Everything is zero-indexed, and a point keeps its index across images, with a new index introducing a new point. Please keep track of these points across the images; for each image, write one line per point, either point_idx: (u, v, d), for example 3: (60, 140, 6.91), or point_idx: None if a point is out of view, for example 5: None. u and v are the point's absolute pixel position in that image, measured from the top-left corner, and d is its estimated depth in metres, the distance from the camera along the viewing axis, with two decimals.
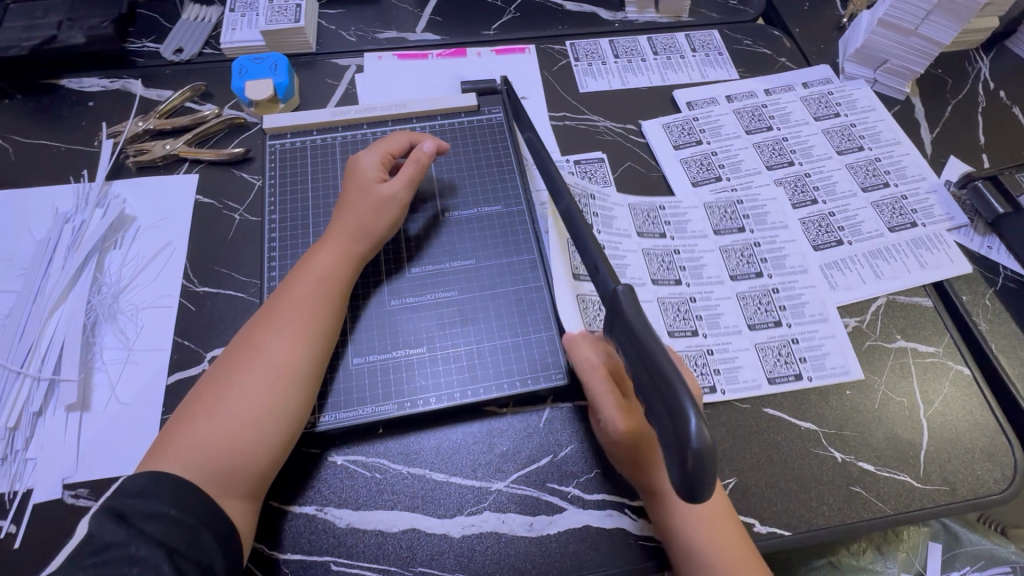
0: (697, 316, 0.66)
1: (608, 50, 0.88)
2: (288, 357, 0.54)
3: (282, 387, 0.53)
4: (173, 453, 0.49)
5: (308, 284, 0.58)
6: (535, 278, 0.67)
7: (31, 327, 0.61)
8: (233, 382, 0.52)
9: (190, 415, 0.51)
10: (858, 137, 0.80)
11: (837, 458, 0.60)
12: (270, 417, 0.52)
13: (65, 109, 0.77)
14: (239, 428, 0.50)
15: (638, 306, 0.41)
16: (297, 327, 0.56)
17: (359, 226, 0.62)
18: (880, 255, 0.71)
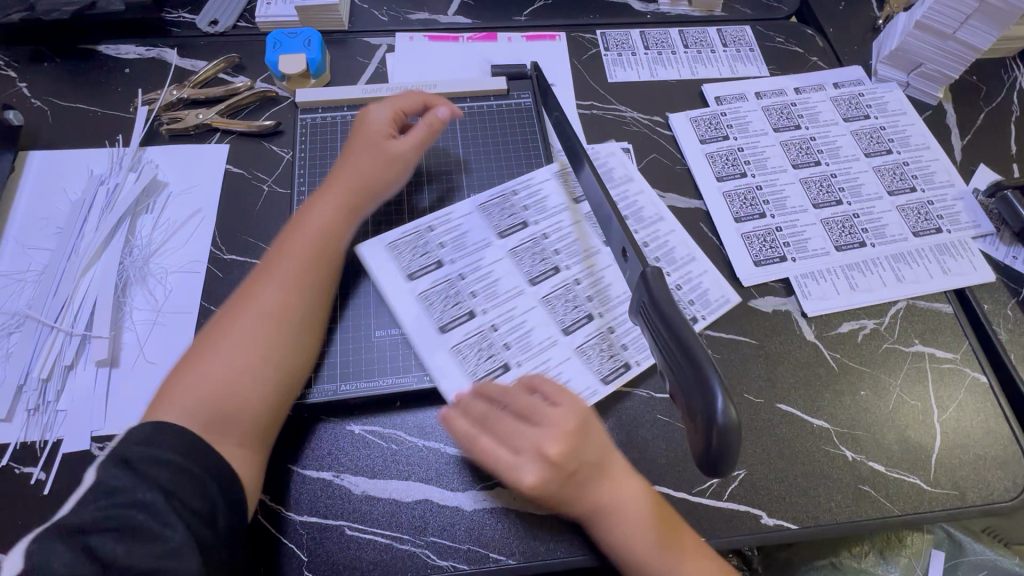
0: (582, 316, 0.64)
1: (639, 42, 0.88)
2: (286, 306, 0.56)
3: (281, 335, 0.55)
4: (178, 396, 0.51)
5: (306, 238, 0.60)
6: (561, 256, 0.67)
7: (65, 284, 0.63)
8: (234, 330, 0.54)
9: (193, 362, 0.53)
10: (887, 140, 0.79)
11: (847, 457, 0.61)
12: (269, 363, 0.54)
13: (102, 75, 0.78)
14: (240, 372, 0.52)
15: (665, 288, 0.41)
16: (296, 278, 0.57)
17: (358, 182, 0.64)
18: (902, 259, 0.71)
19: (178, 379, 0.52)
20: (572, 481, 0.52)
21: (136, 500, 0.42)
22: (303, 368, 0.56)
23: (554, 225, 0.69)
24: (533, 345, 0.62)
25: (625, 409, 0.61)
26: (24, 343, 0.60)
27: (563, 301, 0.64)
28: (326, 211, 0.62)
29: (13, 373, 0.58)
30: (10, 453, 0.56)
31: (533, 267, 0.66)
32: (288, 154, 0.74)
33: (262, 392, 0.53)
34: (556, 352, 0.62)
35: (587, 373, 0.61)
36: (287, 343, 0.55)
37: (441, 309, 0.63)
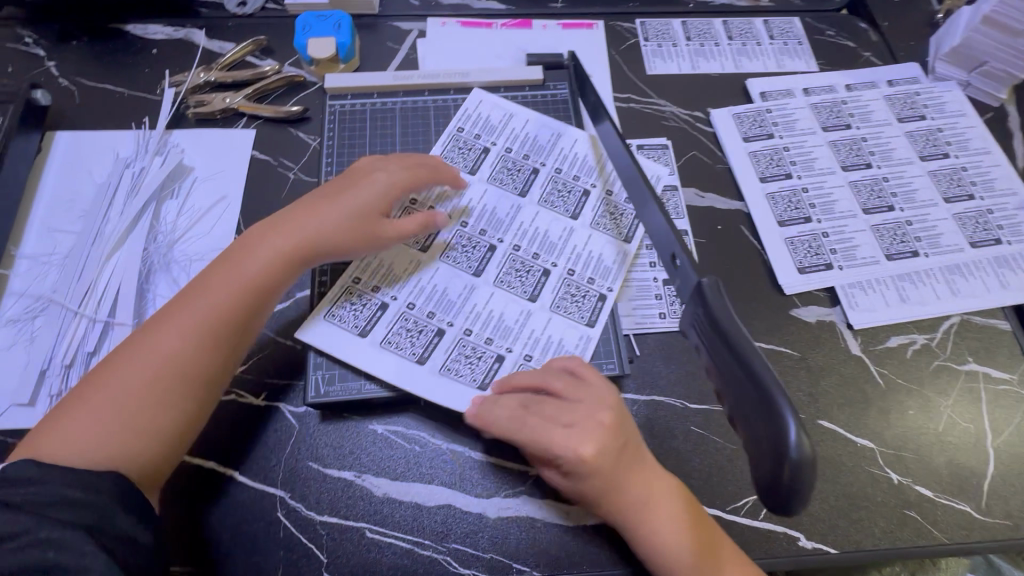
0: (541, 278, 0.63)
1: (680, 32, 0.83)
2: (192, 359, 0.51)
3: (180, 389, 0.50)
4: (62, 429, 0.47)
5: (231, 281, 0.54)
6: (592, 244, 0.64)
7: (90, 268, 0.62)
8: (131, 364, 0.50)
9: (87, 389, 0.50)
10: (944, 143, 0.75)
11: (893, 480, 0.57)
12: (159, 418, 0.49)
13: (129, 55, 0.77)
14: (128, 420, 0.48)
15: (725, 302, 0.38)
16: (209, 329, 0.52)
17: (310, 237, 0.57)
18: (958, 270, 0.67)
19: (69, 406, 0.49)
20: (627, 457, 0.51)
21: (48, 539, 0.40)
22: (198, 425, 0.52)
23: (588, 208, 0.66)
24: (516, 326, 0.60)
25: (657, 418, 0.58)
26: (49, 327, 0.59)
27: (520, 271, 0.63)
28: (264, 258, 0.56)
29: (37, 357, 0.58)
30: None
31: (553, 250, 0.64)
32: (315, 141, 0.72)
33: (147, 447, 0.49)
34: (534, 319, 0.61)
35: (572, 335, 0.60)
36: (186, 400, 0.51)
37: (418, 345, 0.59)
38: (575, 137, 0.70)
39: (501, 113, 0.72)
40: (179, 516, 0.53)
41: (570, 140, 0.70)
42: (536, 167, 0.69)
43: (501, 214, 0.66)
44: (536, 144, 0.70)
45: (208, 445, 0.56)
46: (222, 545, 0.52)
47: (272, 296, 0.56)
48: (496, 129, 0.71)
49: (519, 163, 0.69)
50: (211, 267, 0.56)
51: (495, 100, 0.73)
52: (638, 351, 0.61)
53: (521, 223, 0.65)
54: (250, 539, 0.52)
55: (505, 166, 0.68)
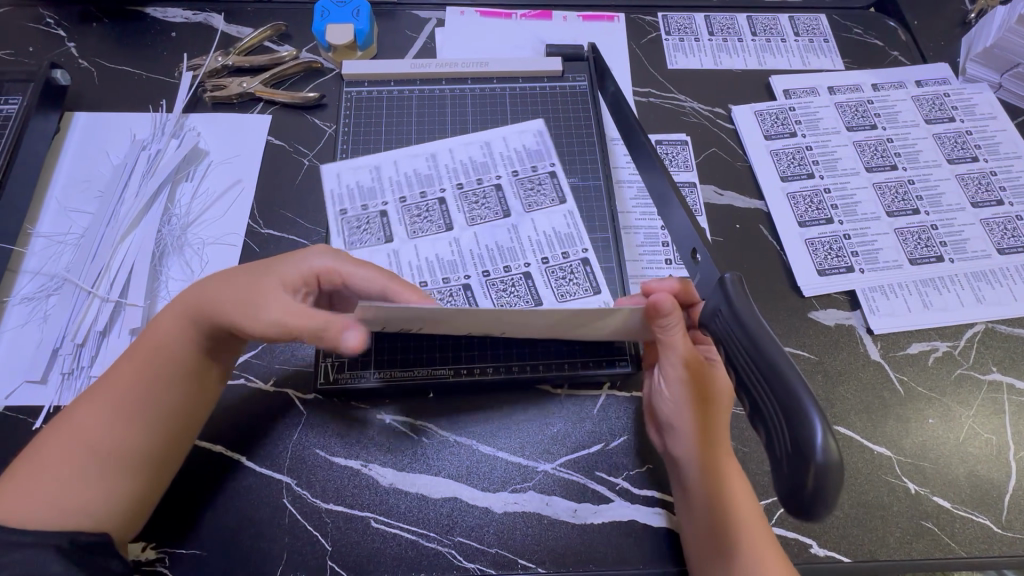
0: (525, 283, 0.61)
1: (702, 27, 0.82)
2: (105, 436, 0.48)
3: (92, 466, 0.47)
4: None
5: (147, 353, 0.51)
6: (573, 239, 0.63)
7: (104, 249, 0.62)
8: (50, 438, 0.48)
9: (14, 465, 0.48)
10: (974, 146, 0.72)
11: (910, 489, 0.56)
12: (71, 496, 0.46)
13: (149, 38, 0.77)
14: (38, 498, 0.45)
15: (745, 295, 0.36)
16: (126, 403, 0.49)
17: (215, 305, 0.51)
18: (984, 277, 0.65)
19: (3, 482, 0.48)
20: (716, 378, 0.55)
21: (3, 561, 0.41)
22: (119, 509, 0.47)
23: (510, 198, 0.66)
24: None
25: None
26: (61, 306, 0.59)
27: (505, 287, 0.61)
28: (176, 328, 0.52)
29: (49, 336, 0.58)
30: (43, 415, 0.55)
31: (506, 251, 0.63)
32: (331, 128, 0.71)
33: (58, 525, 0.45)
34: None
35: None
36: (104, 481, 0.47)
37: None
38: (449, 147, 0.69)
39: (367, 171, 0.67)
40: (184, 499, 0.53)
41: (475, 147, 0.69)
42: (442, 194, 0.66)
43: (448, 256, 0.63)
44: (422, 177, 0.67)
45: (216, 429, 0.56)
46: (227, 530, 0.52)
47: (200, 370, 0.52)
48: (376, 189, 0.66)
49: (428, 203, 0.66)
50: (143, 338, 0.52)
51: (349, 166, 0.67)
52: None
53: (455, 236, 0.64)
54: (254, 524, 0.52)
55: (417, 214, 0.65)
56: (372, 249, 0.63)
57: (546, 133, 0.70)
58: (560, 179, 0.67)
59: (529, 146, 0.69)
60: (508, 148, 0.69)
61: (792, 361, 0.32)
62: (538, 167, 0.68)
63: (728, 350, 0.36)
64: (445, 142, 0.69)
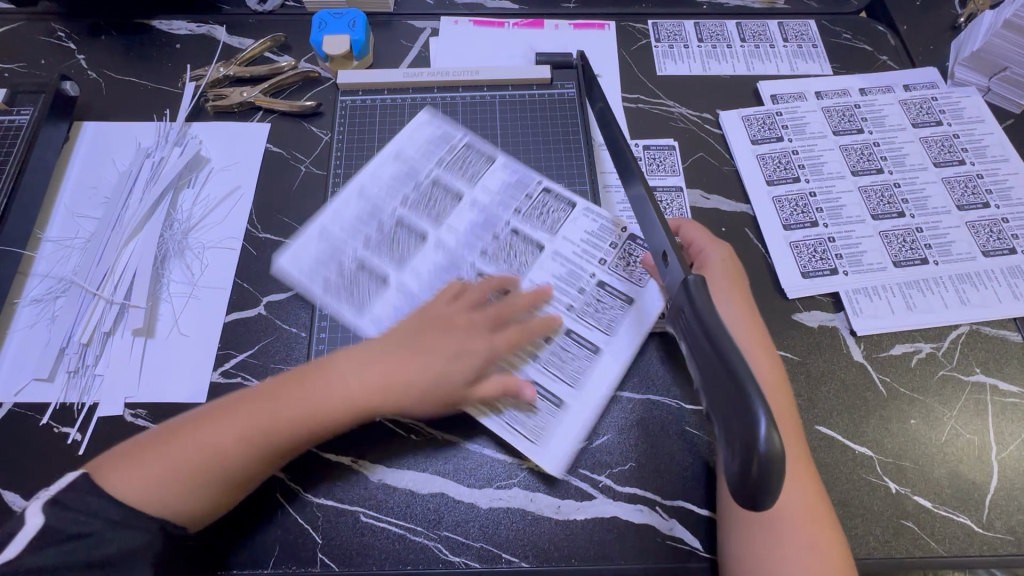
0: (517, 237, 0.65)
1: (692, 33, 0.83)
2: (239, 471, 0.50)
3: (215, 491, 0.49)
4: (109, 477, 0.48)
5: (315, 405, 0.52)
6: (527, 194, 0.68)
7: (109, 253, 0.64)
8: (189, 446, 0.50)
9: (139, 449, 0.50)
10: (960, 149, 0.73)
11: (891, 489, 0.57)
12: (192, 509, 0.49)
13: (155, 50, 0.80)
14: (162, 503, 0.48)
15: (708, 295, 0.38)
16: (269, 453, 0.51)
17: (397, 391, 0.53)
18: (968, 279, 0.65)
19: (122, 450, 0.50)
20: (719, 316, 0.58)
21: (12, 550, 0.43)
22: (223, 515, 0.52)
23: (452, 179, 0.69)
24: (569, 263, 0.64)
25: (651, 417, 0.59)
26: (68, 308, 0.62)
27: (508, 254, 0.64)
28: (346, 405, 0.52)
29: (56, 336, 0.60)
30: (50, 412, 0.58)
31: (483, 223, 0.66)
32: (326, 136, 0.74)
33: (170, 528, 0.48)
34: (563, 249, 0.64)
35: (617, 235, 0.65)
36: (215, 498, 0.49)
37: (570, 368, 0.59)
38: (367, 176, 0.69)
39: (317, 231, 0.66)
40: None
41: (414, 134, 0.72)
42: (396, 215, 0.67)
43: (444, 259, 0.64)
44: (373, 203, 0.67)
45: None
46: (222, 524, 0.54)
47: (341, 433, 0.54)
48: (340, 244, 0.65)
49: (391, 228, 0.66)
50: (309, 382, 0.53)
51: (300, 245, 0.65)
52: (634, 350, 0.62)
53: (430, 225, 0.66)
54: (245, 519, 0.54)
55: (388, 245, 0.65)
56: (378, 295, 0.63)
57: (459, 105, 0.74)
58: (486, 128, 0.72)
59: (430, 141, 0.71)
60: (440, 123, 0.72)
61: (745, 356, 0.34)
62: (454, 148, 0.71)
63: (691, 347, 0.38)
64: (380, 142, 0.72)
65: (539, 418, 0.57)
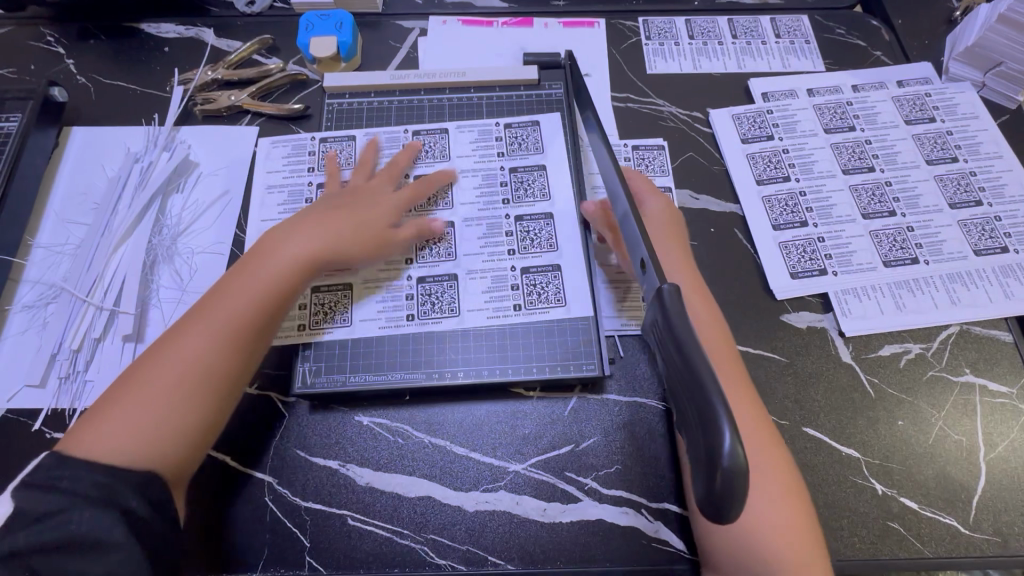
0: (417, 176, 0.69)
1: (683, 30, 0.82)
2: (224, 358, 0.51)
3: (209, 387, 0.50)
4: (85, 442, 0.45)
5: (252, 268, 0.56)
6: (401, 126, 0.72)
7: (98, 259, 0.64)
8: (145, 372, 0.49)
9: (105, 404, 0.48)
10: (954, 146, 0.72)
11: (878, 491, 0.56)
12: (191, 412, 0.49)
13: (144, 54, 0.80)
14: (161, 428, 0.47)
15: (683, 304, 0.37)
16: (229, 321, 0.52)
17: (336, 246, 0.59)
18: (959, 279, 0.65)
19: (88, 418, 0.48)
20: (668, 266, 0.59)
21: None
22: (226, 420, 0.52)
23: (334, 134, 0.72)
24: (478, 172, 0.70)
25: (638, 420, 0.59)
26: (59, 314, 0.62)
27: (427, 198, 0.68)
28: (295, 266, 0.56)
29: (48, 342, 0.61)
30: (42, 417, 0.59)
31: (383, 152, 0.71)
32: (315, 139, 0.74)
33: (179, 450, 0.48)
34: (465, 165, 0.70)
35: (491, 123, 0.72)
36: (192, 388, 0.49)
37: (544, 240, 0.66)
38: (261, 220, 0.67)
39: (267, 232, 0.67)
40: None
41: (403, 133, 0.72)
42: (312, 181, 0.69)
43: None
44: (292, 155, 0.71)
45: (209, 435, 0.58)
46: (212, 528, 0.54)
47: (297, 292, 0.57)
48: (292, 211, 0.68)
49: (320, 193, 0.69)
50: (237, 266, 0.57)
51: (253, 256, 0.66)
52: (621, 353, 0.62)
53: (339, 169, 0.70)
54: (235, 524, 0.55)
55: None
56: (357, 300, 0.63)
57: (447, 109, 0.74)
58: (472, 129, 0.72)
59: (287, 156, 0.71)
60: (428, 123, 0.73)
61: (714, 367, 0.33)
62: (314, 151, 0.71)
63: (664, 356, 0.37)
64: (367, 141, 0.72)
65: (550, 288, 0.63)
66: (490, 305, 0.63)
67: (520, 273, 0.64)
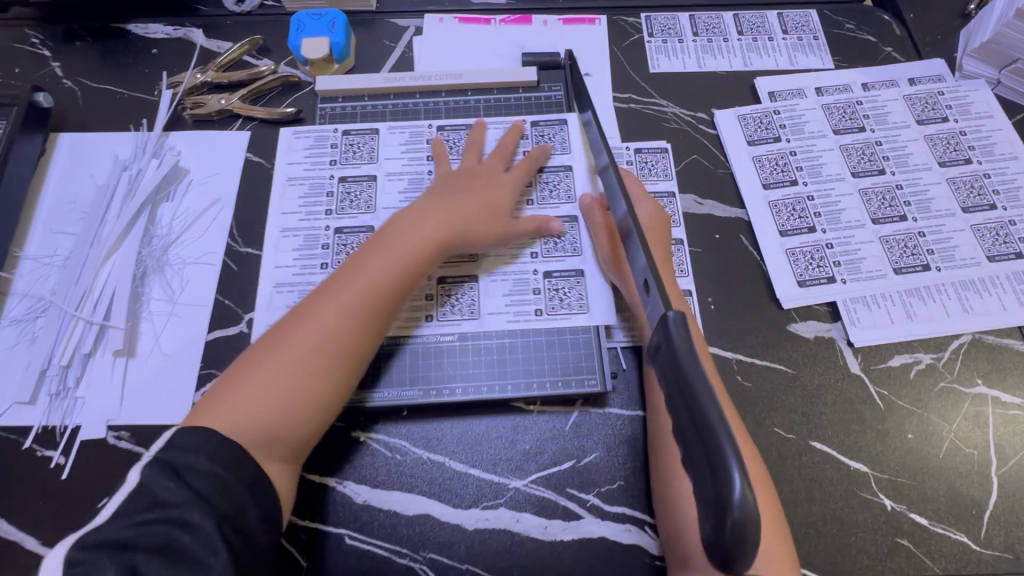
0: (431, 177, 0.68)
1: (687, 26, 0.80)
2: (352, 341, 0.53)
3: (336, 368, 0.52)
4: (227, 403, 0.49)
5: (380, 251, 0.57)
6: (423, 123, 0.71)
7: (87, 272, 0.63)
8: (284, 344, 0.51)
9: (246, 366, 0.51)
10: (967, 147, 0.70)
11: (887, 506, 0.55)
12: (321, 393, 0.51)
13: (131, 56, 0.77)
14: (291, 402, 0.50)
15: (689, 335, 0.35)
16: (361, 306, 0.53)
17: (460, 229, 0.59)
18: (972, 286, 0.63)
19: (232, 380, 0.50)
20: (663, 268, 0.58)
21: None
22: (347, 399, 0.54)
23: (358, 132, 0.70)
24: None
25: (641, 435, 0.58)
26: (48, 328, 0.61)
27: None
28: (421, 250, 0.57)
29: (36, 357, 0.60)
30: (33, 435, 0.58)
31: (405, 153, 0.69)
32: None
33: (304, 424, 0.51)
34: None
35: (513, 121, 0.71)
36: (323, 371, 0.51)
37: (568, 242, 0.64)
38: (282, 213, 0.66)
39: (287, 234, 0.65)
40: None
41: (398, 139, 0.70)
42: (335, 178, 0.68)
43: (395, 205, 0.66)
44: (317, 152, 0.69)
45: None
46: None
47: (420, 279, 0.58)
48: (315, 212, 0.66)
49: (342, 193, 0.67)
50: (367, 245, 0.58)
51: (272, 256, 0.64)
52: (624, 364, 0.60)
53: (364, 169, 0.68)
54: None
55: (342, 251, 0.64)
56: None
57: (444, 112, 0.71)
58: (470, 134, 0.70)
59: (309, 148, 0.70)
60: (421, 127, 0.71)
61: (723, 405, 0.32)
62: (336, 143, 0.70)
63: (668, 389, 0.35)
64: (360, 147, 0.69)
65: (572, 294, 0.62)
66: (511, 309, 0.61)
67: (543, 277, 0.63)
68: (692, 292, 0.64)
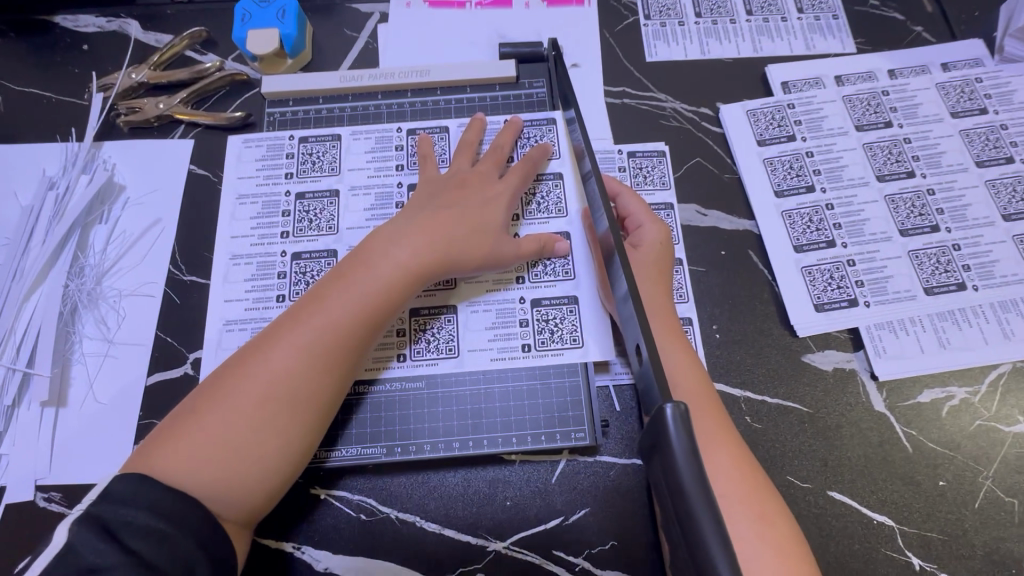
0: (402, 190, 0.60)
1: (688, 6, 0.70)
2: (316, 386, 0.45)
3: (296, 418, 0.44)
4: (161, 466, 0.40)
5: (349, 279, 0.48)
6: (387, 129, 0.62)
7: (7, 310, 0.55)
8: (232, 390, 0.43)
9: (187, 417, 0.43)
10: (1009, 143, 0.61)
11: (915, 566, 0.49)
12: (273, 451, 0.43)
13: (60, 54, 0.68)
14: (240, 462, 0.42)
15: (692, 440, 0.30)
16: (324, 346, 0.45)
17: (445, 251, 0.51)
18: (1014, 308, 0.55)
19: (169, 430, 0.42)
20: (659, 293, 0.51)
21: None
22: (313, 451, 0.47)
23: (316, 138, 0.62)
24: None
25: (636, 488, 0.51)
26: None
27: None
28: (397, 276, 0.48)
29: None
30: None
31: (371, 163, 0.61)
32: None
33: (258, 487, 0.43)
34: None
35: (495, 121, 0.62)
36: (277, 425, 0.43)
37: (558, 265, 0.56)
38: (230, 237, 0.58)
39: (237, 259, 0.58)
40: None
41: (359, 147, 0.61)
42: (291, 194, 0.60)
43: (362, 224, 0.59)
44: (270, 163, 0.61)
45: None
46: None
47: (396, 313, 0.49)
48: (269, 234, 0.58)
49: (298, 211, 0.59)
50: (336, 271, 0.49)
51: (220, 288, 0.57)
52: (616, 408, 0.54)
53: (323, 182, 0.60)
54: None
55: (300, 280, 0.57)
56: None
57: (411, 114, 0.63)
58: (440, 139, 0.62)
59: (262, 157, 0.61)
60: (385, 132, 0.62)
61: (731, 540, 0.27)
62: (292, 152, 0.61)
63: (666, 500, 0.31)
64: (316, 157, 0.61)
65: (564, 326, 0.55)
66: (495, 344, 0.54)
67: (530, 306, 0.55)
68: (693, 320, 0.56)
